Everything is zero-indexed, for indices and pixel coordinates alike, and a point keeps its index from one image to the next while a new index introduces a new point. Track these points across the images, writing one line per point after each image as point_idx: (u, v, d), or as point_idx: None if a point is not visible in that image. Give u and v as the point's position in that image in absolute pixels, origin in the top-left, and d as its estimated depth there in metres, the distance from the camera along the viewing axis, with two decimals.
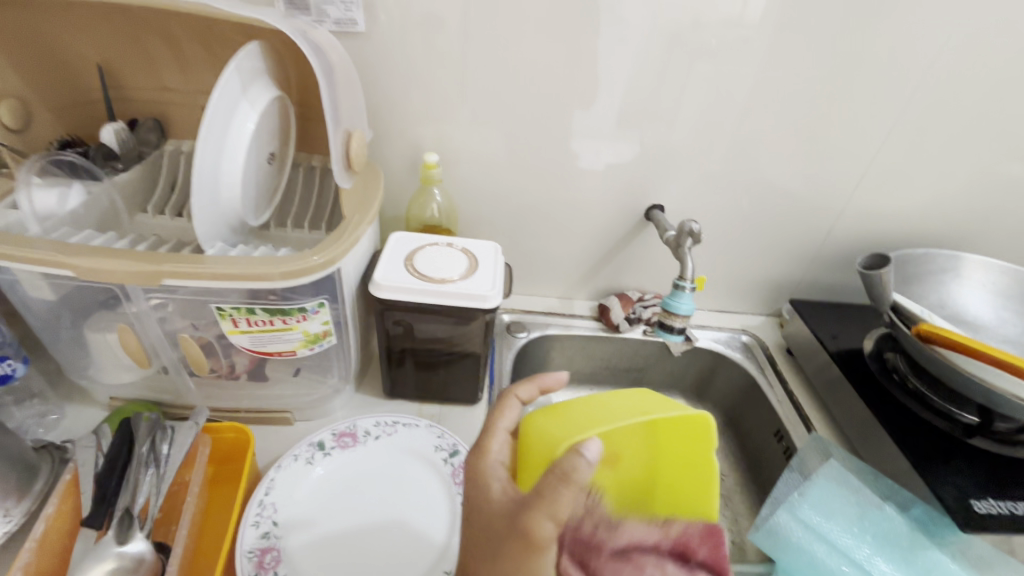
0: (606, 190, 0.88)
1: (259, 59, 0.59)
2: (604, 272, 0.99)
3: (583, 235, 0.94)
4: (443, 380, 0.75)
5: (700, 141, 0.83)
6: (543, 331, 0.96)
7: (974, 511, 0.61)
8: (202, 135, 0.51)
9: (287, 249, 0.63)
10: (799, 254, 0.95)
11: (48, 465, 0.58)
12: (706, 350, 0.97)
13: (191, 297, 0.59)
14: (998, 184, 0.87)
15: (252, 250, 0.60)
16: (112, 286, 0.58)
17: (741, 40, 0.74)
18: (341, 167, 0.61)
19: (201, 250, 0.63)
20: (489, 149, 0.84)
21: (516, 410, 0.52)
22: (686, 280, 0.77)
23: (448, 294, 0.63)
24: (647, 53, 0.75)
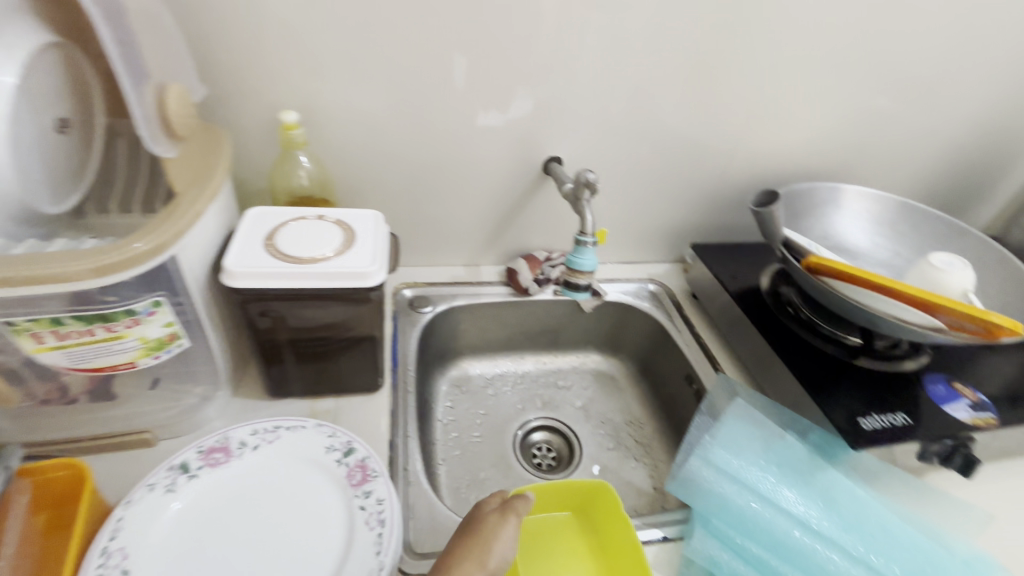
0: (499, 145, 0.81)
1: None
2: (508, 233, 0.93)
3: (481, 195, 0.87)
4: (337, 370, 0.67)
5: (592, 85, 0.78)
6: (450, 303, 0.90)
7: (862, 430, 0.65)
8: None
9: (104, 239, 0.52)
10: (698, 197, 0.95)
11: None
12: (617, 303, 0.96)
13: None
14: (868, 115, 0.91)
15: (50, 244, 0.48)
16: None
17: None
18: (159, 132, 0.49)
19: None
20: (361, 104, 0.73)
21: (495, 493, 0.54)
22: (587, 234, 0.73)
23: (320, 274, 0.55)
24: None
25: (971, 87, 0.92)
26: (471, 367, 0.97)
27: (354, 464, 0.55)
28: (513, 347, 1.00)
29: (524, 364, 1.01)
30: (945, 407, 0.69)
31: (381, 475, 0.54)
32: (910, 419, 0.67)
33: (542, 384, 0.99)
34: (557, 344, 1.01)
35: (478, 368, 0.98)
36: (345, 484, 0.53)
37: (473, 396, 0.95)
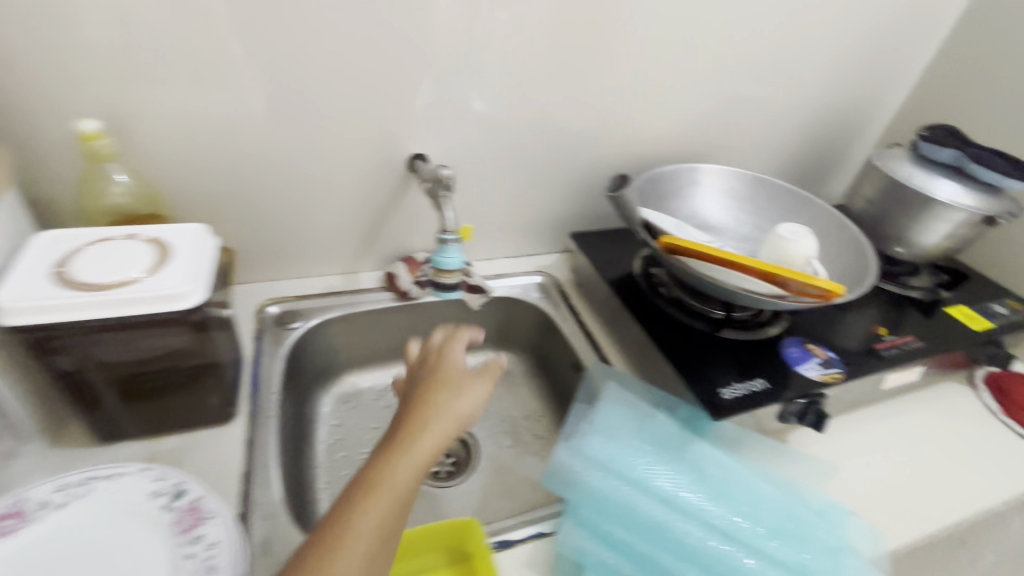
0: (356, 145, 0.77)
1: None
2: (382, 236, 0.89)
3: (344, 199, 0.82)
4: (177, 403, 0.61)
5: (445, 80, 0.76)
6: (324, 316, 0.84)
7: (722, 399, 0.67)
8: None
9: None
10: (573, 185, 0.96)
11: None
12: (503, 299, 0.95)
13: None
14: (723, 98, 0.96)
15: None
16: None
17: None
18: None
19: None
20: (187, 109, 0.67)
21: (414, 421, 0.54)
22: (449, 232, 0.71)
23: (124, 301, 0.49)
24: None
25: (812, 67, 0.99)
26: (357, 382, 0.92)
27: (183, 509, 0.49)
28: (404, 355, 0.96)
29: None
30: (798, 367, 0.73)
31: (216, 514, 0.49)
32: (769, 383, 0.70)
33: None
34: (451, 345, 0.98)
35: (368, 380, 0.93)
36: (170, 532, 0.47)
37: (363, 410, 0.90)
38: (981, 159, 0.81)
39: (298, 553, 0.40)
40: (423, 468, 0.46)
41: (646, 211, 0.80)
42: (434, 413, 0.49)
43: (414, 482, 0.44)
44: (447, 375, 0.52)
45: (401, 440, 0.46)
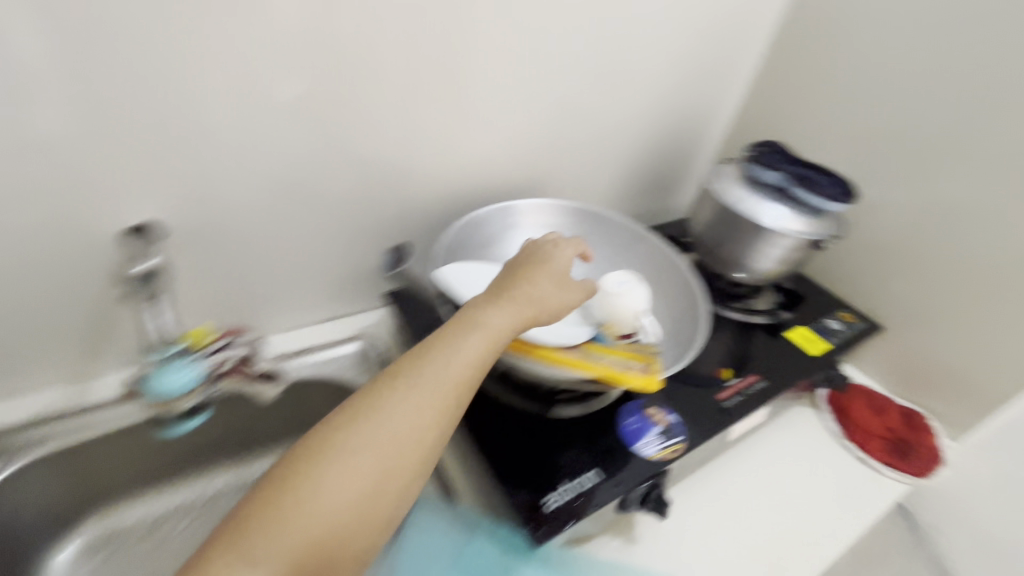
0: (22, 228, 0.54)
1: None
2: (118, 330, 0.66)
3: (30, 297, 0.58)
4: None
5: (146, 131, 0.55)
6: (35, 452, 0.62)
7: (543, 510, 0.56)
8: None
9: None
10: (384, 232, 0.79)
11: None
12: (308, 378, 0.78)
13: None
14: (548, 119, 0.83)
15: None
16: None
17: None
18: None
19: None
20: None
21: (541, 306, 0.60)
22: (162, 351, 0.65)
23: None
24: None
25: (643, 79, 0.89)
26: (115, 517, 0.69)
27: None
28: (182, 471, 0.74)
29: (214, 481, 0.75)
30: (635, 445, 0.64)
31: None
32: (601, 474, 0.60)
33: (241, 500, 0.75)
34: (253, 441, 0.78)
35: (135, 511, 0.71)
36: None
37: (123, 557, 0.68)
38: (808, 179, 0.80)
39: (247, 502, 0.41)
40: (445, 403, 0.47)
41: (450, 266, 0.69)
42: (529, 287, 0.58)
43: (437, 409, 0.47)
44: (546, 262, 0.62)
45: (435, 345, 0.50)
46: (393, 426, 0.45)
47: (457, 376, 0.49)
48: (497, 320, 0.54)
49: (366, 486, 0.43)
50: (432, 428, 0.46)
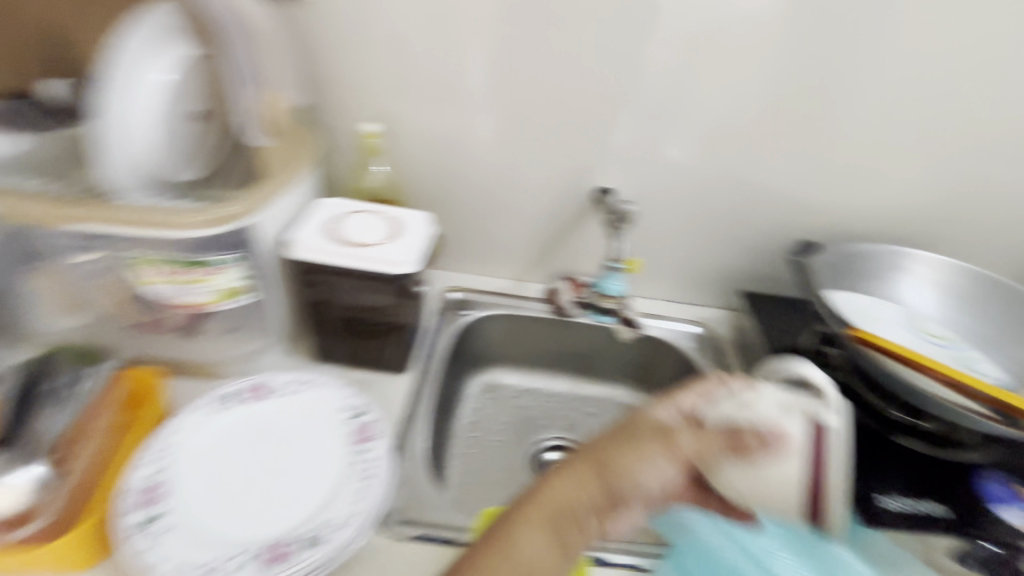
0: (552, 174, 0.87)
1: (177, 20, 0.59)
2: (557, 254, 0.97)
3: (532, 217, 0.93)
4: (368, 345, 0.77)
5: (645, 130, 0.82)
6: (490, 311, 0.95)
7: (872, 503, 0.61)
8: (114, 92, 0.54)
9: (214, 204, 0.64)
10: (754, 246, 0.92)
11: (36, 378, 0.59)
12: (655, 338, 0.96)
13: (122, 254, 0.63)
14: (966, 187, 0.83)
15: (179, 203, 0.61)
16: (47, 232, 0.63)
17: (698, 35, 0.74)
18: (259, 124, 0.63)
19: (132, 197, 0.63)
20: (429, 125, 0.83)
21: (671, 471, 0.50)
22: (619, 263, 0.77)
23: (367, 258, 0.65)
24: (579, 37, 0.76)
25: None
26: (501, 376, 1.02)
27: (358, 427, 0.61)
28: (547, 367, 1.02)
29: (558, 383, 1.02)
30: (995, 507, 0.61)
31: (379, 438, 0.61)
32: (949, 511, 0.61)
33: (572, 405, 1.00)
34: (594, 370, 1.01)
35: (512, 378, 1.02)
36: (345, 442, 0.60)
37: (499, 403, 0.99)
38: None
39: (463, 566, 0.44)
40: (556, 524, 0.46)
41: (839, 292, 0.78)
42: (653, 442, 0.49)
43: (555, 546, 0.45)
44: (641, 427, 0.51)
45: (534, 495, 0.47)
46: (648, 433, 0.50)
47: (569, 516, 0.46)
48: (720, 453, 0.52)
49: None
50: (555, 559, 0.45)
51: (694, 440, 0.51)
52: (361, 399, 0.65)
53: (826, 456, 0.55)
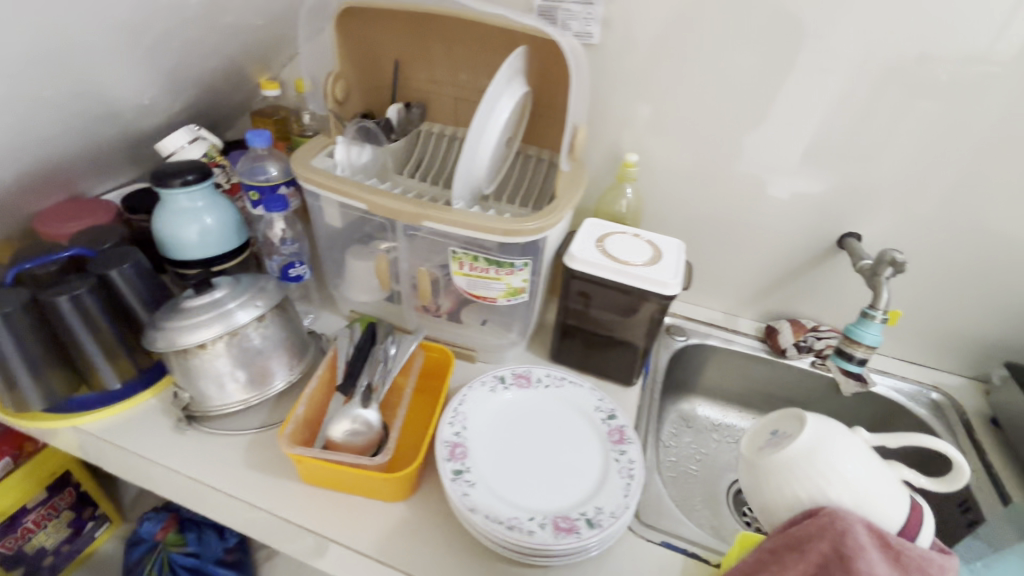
0: (794, 214, 0.89)
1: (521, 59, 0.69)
2: (776, 293, 0.98)
3: (760, 253, 0.94)
4: (601, 359, 0.84)
5: (910, 181, 0.80)
6: (703, 339, 0.97)
7: None
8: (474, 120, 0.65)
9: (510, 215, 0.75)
10: (1015, 311, 0.85)
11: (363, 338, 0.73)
12: (882, 397, 0.90)
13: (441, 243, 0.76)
14: None
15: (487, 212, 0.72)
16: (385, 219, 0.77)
17: (1000, 90, 0.71)
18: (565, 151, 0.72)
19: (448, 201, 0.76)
20: (680, 158, 0.89)
21: None
22: (878, 309, 0.74)
23: (634, 277, 0.71)
24: (858, 87, 0.76)
25: None
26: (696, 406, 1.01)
27: (614, 427, 0.68)
28: (747, 405, 1.01)
29: (756, 425, 1.01)
30: None
31: (634, 442, 0.66)
32: None
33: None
34: None
35: (707, 410, 1.02)
36: (605, 438, 0.67)
37: (695, 432, 0.99)
38: None
39: None
40: None
41: None
42: None
43: None
44: None
45: None
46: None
47: None
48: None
49: None
50: None
51: None
52: (612, 402, 0.72)
53: (898, 545, 0.45)
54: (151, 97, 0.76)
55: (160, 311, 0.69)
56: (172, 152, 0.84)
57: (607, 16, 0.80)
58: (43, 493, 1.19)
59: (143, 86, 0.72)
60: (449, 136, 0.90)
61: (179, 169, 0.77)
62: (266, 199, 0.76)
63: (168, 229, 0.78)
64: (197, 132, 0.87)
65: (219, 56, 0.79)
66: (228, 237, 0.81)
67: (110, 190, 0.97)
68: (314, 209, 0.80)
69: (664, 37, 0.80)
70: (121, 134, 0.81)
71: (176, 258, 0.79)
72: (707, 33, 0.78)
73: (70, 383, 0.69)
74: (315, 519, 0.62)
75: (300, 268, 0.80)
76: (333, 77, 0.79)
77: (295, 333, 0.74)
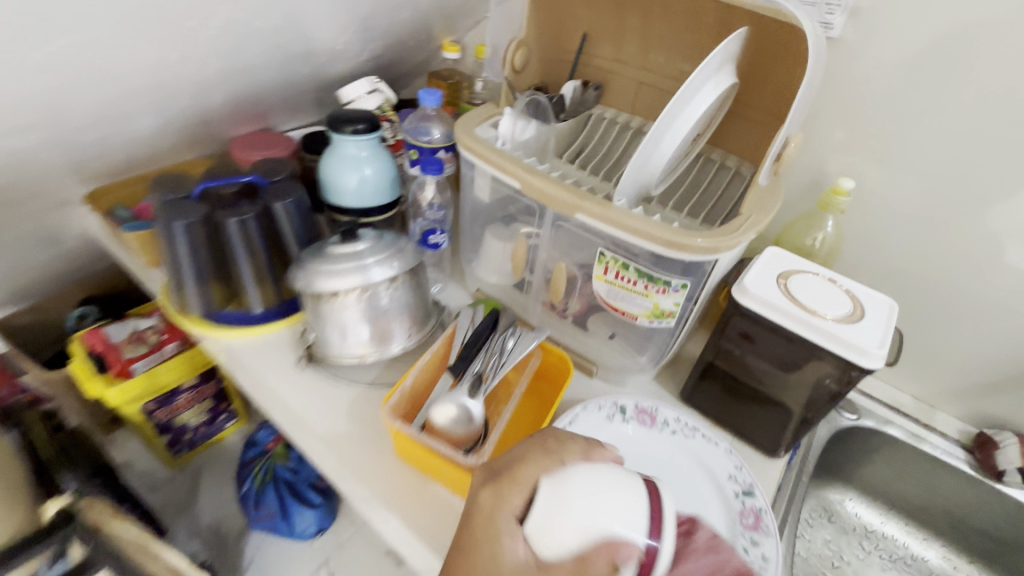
0: None
1: (736, 44, 0.58)
2: (1004, 396, 0.74)
3: (996, 341, 0.71)
4: (744, 414, 0.70)
5: None
6: (882, 426, 0.77)
7: None
8: (666, 109, 0.55)
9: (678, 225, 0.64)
10: None
11: (482, 323, 0.69)
12: None
13: (589, 241, 0.68)
14: None
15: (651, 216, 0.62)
16: (534, 205, 0.72)
17: None
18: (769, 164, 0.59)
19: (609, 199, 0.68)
20: (911, 197, 0.70)
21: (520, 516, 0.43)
22: None
23: (823, 331, 0.56)
24: None
25: None
26: (846, 501, 0.81)
27: (750, 509, 0.55)
28: (922, 523, 0.79)
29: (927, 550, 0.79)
30: None
31: (771, 535, 0.53)
32: None
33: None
34: (994, 561, 0.76)
35: (860, 510, 0.81)
36: (736, 519, 0.55)
37: (839, 532, 0.79)
38: None
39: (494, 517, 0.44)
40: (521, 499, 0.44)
41: None
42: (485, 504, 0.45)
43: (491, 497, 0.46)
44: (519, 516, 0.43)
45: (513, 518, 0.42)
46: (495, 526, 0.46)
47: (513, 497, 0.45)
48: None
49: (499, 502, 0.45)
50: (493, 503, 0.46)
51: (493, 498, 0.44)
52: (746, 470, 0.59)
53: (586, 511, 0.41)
54: (342, 43, 0.78)
55: (308, 251, 0.71)
56: (350, 100, 0.87)
57: (858, 4, 0.64)
58: (196, 381, 1.35)
59: (339, 30, 0.73)
60: (622, 123, 0.82)
61: (352, 117, 0.78)
62: (424, 160, 0.74)
63: (331, 172, 0.80)
64: (375, 84, 0.88)
65: (410, 8, 0.78)
66: (381, 191, 0.82)
67: (296, 127, 1.05)
68: (465, 179, 0.77)
69: (934, 36, 0.61)
70: (313, 75, 0.86)
71: (332, 202, 0.82)
72: (1007, 37, 0.58)
73: (224, 298, 0.75)
74: (393, 503, 0.60)
75: (440, 236, 0.78)
76: (515, 43, 0.73)
77: (421, 301, 0.72)
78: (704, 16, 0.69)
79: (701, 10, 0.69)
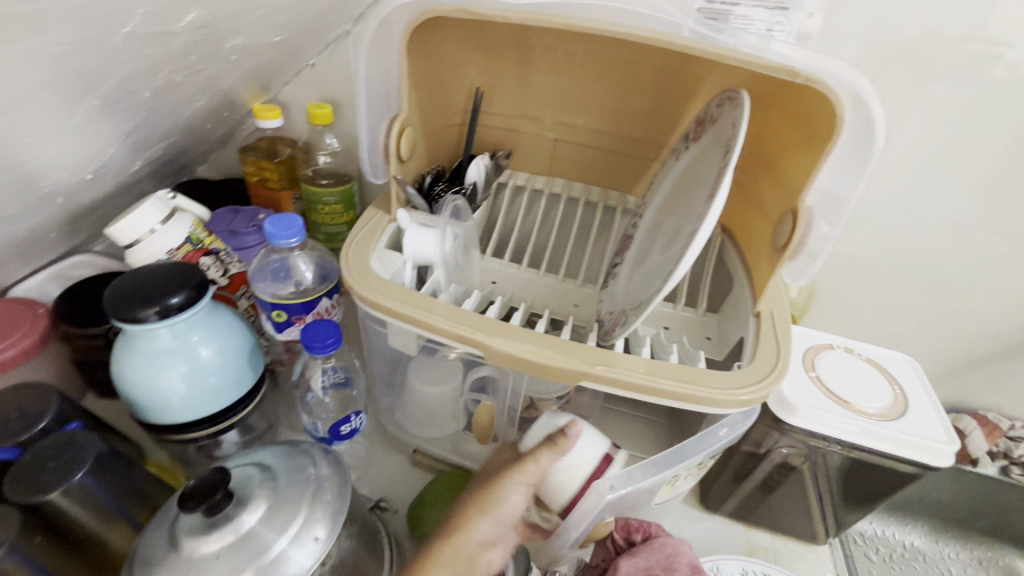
0: (1007, 297, 0.67)
1: (738, 114, 0.44)
2: (953, 382, 0.77)
3: (943, 338, 0.73)
4: (777, 503, 0.60)
5: None
6: None
7: None
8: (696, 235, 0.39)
9: (692, 354, 0.50)
10: None
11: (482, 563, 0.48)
12: None
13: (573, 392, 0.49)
14: None
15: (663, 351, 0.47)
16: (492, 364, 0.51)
17: None
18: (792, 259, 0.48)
19: (603, 336, 0.51)
20: (862, 225, 0.66)
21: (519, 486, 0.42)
22: None
23: (887, 436, 0.49)
24: None
25: None
26: (860, 530, 0.80)
27: None
28: (908, 513, 0.83)
29: (892, 535, 0.82)
30: None
31: None
32: None
33: (915, 571, 0.79)
34: (966, 525, 0.82)
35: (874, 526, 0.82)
36: None
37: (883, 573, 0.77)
38: None
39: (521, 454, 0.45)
40: (512, 478, 0.42)
41: None
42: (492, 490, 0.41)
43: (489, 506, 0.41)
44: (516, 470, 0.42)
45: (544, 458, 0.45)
46: (481, 538, 0.40)
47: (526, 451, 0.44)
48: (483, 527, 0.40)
49: (511, 506, 0.42)
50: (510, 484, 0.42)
51: (552, 450, 0.43)
52: None
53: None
54: (97, 163, 0.46)
55: (146, 551, 0.41)
56: (135, 239, 0.54)
57: (802, 29, 0.54)
58: None
59: (88, 152, 0.42)
60: (542, 192, 0.64)
61: (153, 287, 0.47)
62: (306, 329, 0.47)
63: (140, 377, 0.48)
64: (171, 202, 0.58)
65: (207, 88, 0.48)
66: (239, 376, 0.53)
67: (35, 272, 0.65)
68: (372, 333, 0.53)
69: (881, 61, 0.55)
70: (47, 213, 0.50)
71: (151, 418, 0.50)
72: (953, 59, 0.53)
73: None
74: None
75: (358, 419, 0.52)
76: (396, 128, 0.50)
77: (367, 547, 0.48)
78: (633, 63, 0.54)
79: (629, 58, 0.54)
